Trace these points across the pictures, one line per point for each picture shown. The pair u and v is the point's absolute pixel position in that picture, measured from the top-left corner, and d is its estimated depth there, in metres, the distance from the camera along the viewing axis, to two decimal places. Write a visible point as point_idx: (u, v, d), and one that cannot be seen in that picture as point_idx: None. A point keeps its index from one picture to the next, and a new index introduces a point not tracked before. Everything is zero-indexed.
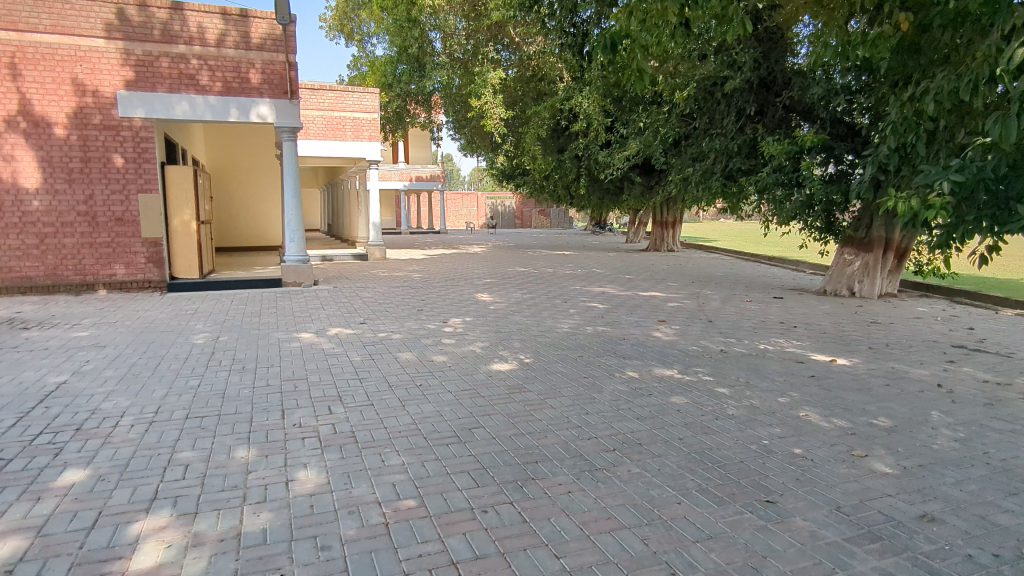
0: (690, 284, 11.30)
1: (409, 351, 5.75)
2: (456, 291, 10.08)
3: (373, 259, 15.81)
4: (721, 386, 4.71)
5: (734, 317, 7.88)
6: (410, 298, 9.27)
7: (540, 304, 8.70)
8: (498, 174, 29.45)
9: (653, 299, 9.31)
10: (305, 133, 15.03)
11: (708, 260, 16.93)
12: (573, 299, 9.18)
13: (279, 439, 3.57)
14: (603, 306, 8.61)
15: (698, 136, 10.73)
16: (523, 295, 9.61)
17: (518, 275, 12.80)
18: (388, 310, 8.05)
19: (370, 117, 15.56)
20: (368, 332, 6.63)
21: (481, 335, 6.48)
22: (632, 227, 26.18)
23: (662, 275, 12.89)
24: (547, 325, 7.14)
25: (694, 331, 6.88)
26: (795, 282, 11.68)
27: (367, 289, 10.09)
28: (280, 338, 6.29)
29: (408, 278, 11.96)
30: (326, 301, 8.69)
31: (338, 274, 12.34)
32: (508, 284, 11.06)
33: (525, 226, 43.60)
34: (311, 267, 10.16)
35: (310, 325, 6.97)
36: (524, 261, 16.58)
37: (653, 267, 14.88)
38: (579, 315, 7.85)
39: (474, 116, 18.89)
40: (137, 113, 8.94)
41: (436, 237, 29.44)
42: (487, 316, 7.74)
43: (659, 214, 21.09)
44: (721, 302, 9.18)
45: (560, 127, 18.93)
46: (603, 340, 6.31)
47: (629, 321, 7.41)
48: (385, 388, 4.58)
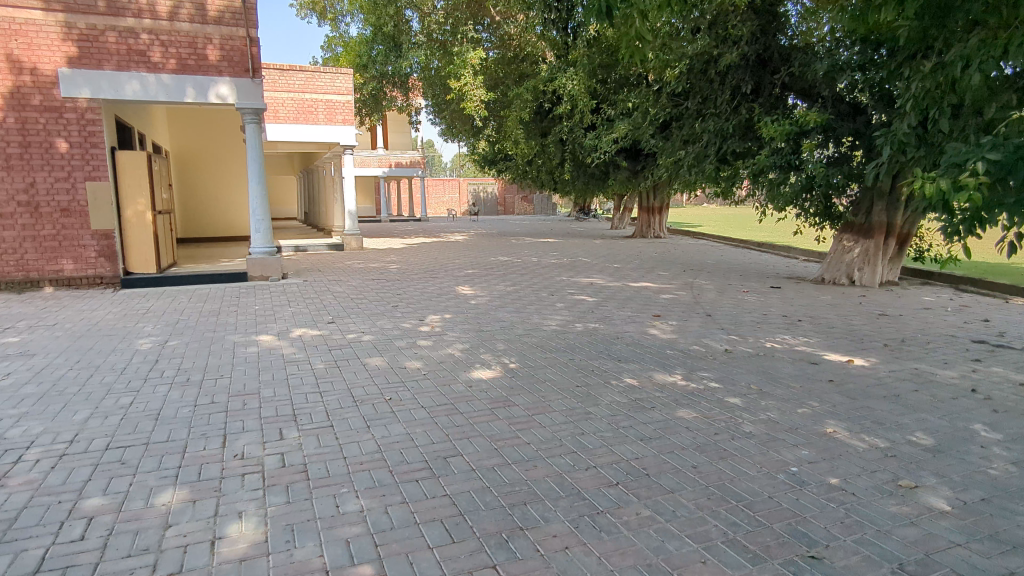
0: (681, 273, 10.77)
1: (380, 356, 5.15)
2: (435, 283, 9.47)
3: (349, 249, 15.11)
4: (731, 395, 4.18)
5: (734, 310, 7.36)
6: (385, 291, 8.65)
7: (525, 297, 8.13)
8: (479, 160, 28.71)
9: (644, 291, 8.76)
10: (274, 117, 14.20)
11: (696, 247, 16.46)
12: (560, 292, 8.60)
13: (213, 477, 2.95)
14: (592, 299, 8.04)
15: (689, 117, 10.17)
16: (507, 287, 9.03)
17: (501, 264, 12.21)
18: (360, 306, 7.42)
19: (343, 99, 14.75)
20: (336, 333, 6.00)
21: (460, 335, 5.90)
22: (617, 212, 25.68)
23: (651, 264, 12.36)
24: (533, 322, 6.57)
25: (693, 327, 6.34)
26: (789, 270, 11.21)
27: (340, 282, 9.45)
28: (236, 342, 5.63)
29: (385, 269, 11.32)
30: (293, 297, 8.03)
31: (310, 265, 11.65)
32: (491, 275, 10.47)
33: (507, 213, 42.92)
34: (279, 260, 9.48)
35: (272, 326, 6.32)
36: (506, 249, 15.99)
37: (640, 255, 14.35)
38: (567, 309, 7.28)
39: (454, 99, 18.15)
40: (82, 93, 8.12)
41: (417, 224, 28.68)
42: (468, 312, 7.14)
43: (645, 199, 20.56)
44: (717, 293, 8.66)
45: (543, 109, 18.29)
46: (595, 339, 5.74)
47: (621, 317, 6.85)
48: (349, 404, 3.97)
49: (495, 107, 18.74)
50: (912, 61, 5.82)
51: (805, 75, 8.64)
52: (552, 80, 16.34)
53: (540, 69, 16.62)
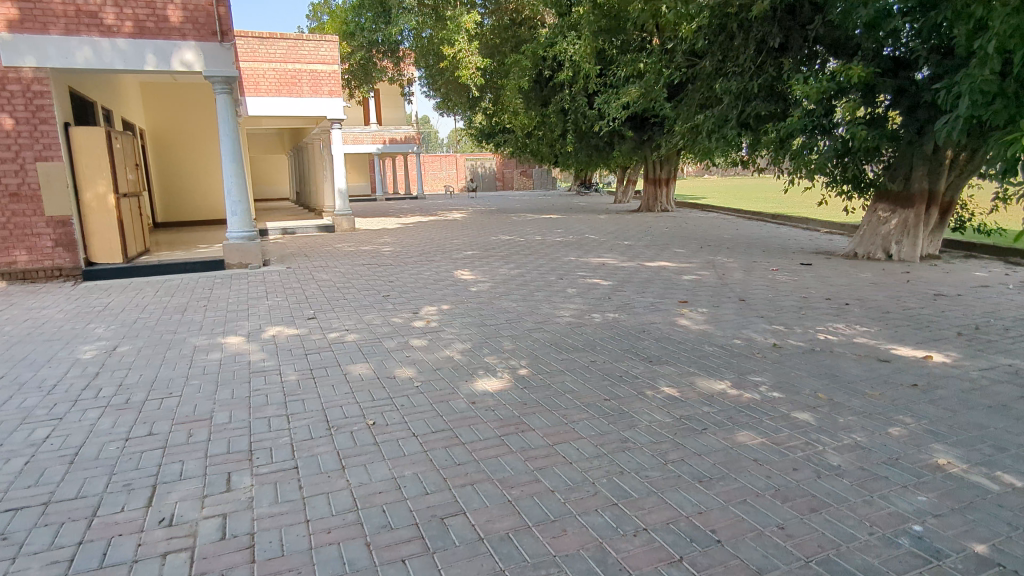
0: (699, 251, 9.90)
1: (365, 361, 4.32)
2: (431, 267, 8.61)
3: (340, 230, 14.21)
4: (798, 409, 3.36)
5: (769, 292, 6.52)
6: (376, 278, 7.80)
7: (531, 282, 7.28)
8: (476, 133, 27.64)
9: (663, 272, 7.90)
10: (255, 89, 13.15)
11: (708, 221, 15.55)
12: (570, 275, 7.74)
13: (123, 561, 2.14)
14: (607, 281, 7.20)
15: (707, 77, 9.24)
16: (511, 270, 8.19)
17: (502, 244, 11.35)
18: (346, 297, 6.58)
19: (329, 69, 13.70)
20: (316, 332, 5.17)
21: (460, 332, 5.07)
22: (621, 186, 24.73)
23: (665, 240, 11.48)
24: (543, 313, 5.73)
25: (729, 316, 5.50)
26: (816, 245, 10.35)
27: (327, 268, 8.59)
28: (196, 346, 4.80)
29: (377, 252, 10.46)
30: (272, 287, 7.18)
31: (297, 250, 10.78)
32: (492, 256, 9.61)
33: (506, 188, 41.85)
34: (259, 245, 8.60)
35: (243, 323, 5.49)
36: (507, 227, 15.10)
37: (650, 231, 13.46)
38: (580, 296, 6.44)
39: (448, 68, 17.08)
40: (27, 62, 7.17)
41: (414, 202, 27.70)
42: (468, 302, 6.30)
43: (652, 170, 19.60)
44: (744, 272, 7.81)
45: (543, 77, 17.30)
46: (618, 334, 4.91)
47: (644, 304, 6.00)
48: (321, 433, 3.16)
49: (491, 76, 17.67)
50: (987, 0, 4.89)
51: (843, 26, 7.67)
52: (553, 45, 15.29)
53: (540, 35, 15.60)
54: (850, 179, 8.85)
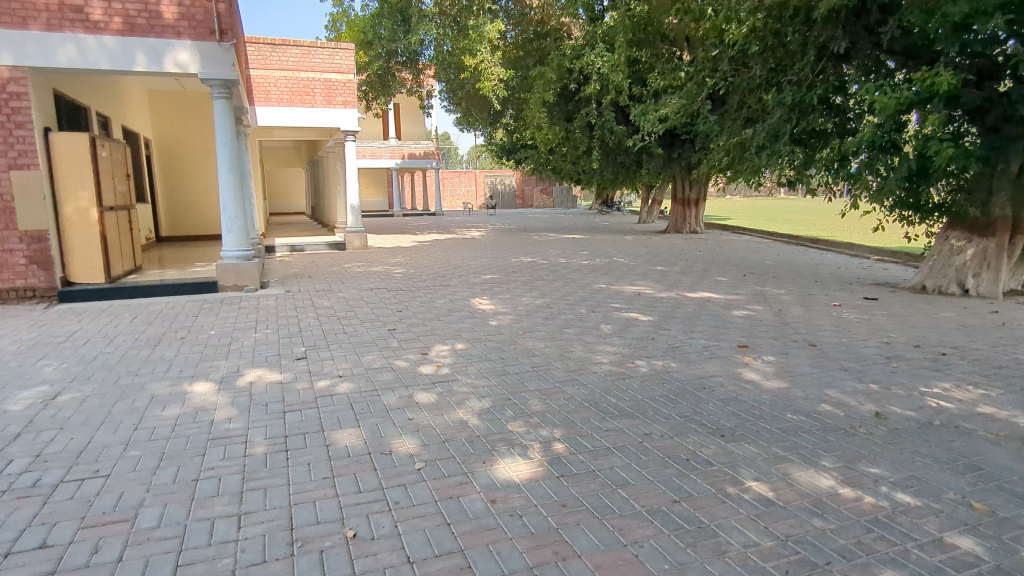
0: (743, 280, 8.90)
1: (355, 426, 3.42)
2: (446, 294, 7.71)
3: (352, 248, 13.42)
4: (952, 529, 2.37)
5: (841, 335, 5.52)
6: (383, 306, 6.92)
7: (559, 316, 6.36)
8: (496, 149, 26.94)
9: (709, 305, 6.94)
10: (266, 98, 12.51)
11: (743, 245, 14.54)
12: (604, 308, 6.80)
13: None
14: (647, 317, 6.25)
15: (758, 88, 8.33)
16: (536, 300, 7.28)
17: (524, 267, 10.46)
18: (345, 331, 5.70)
19: (344, 78, 13.01)
20: (302, 379, 4.27)
21: (477, 384, 4.14)
22: (646, 205, 23.86)
23: (702, 266, 10.50)
24: (576, 358, 4.79)
25: (804, 367, 4.52)
26: (873, 276, 9.31)
27: (330, 292, 7.74)
28: (154, 396, 3.92)
29: (388, 274, 9.62)
30: (265, 316, 6.34)
31: (301, 270, 9.98)
32: (514, 282, 8.70)
33: (526, 206, 41.09)
34: (256, 265, 7.78)
35: (219, 364, 4.62)
36: (528, 248, 14.24)
37: (683, 255, 12.48)
38: (618, 336, 5.49)
39: (469, 80, 16.36)
40: (3, 59, 6.47)
41: (431, 219, 26.96)
42: (487, 340, 5.38)
43: (680, 190, 18.64)
44: (803, 308, 6.82)
45: (568, 91, 16.52)
46: (672, 393, 3.95)
47: (697, 349, 5.03)
48: (279, 554, 2.24)
49: (514, 90, 16.92)
50: None
51: (922, 28, 6.69)
52: (581, 56, 14.54)
53: (567, 46, 14.82)
54: (924, 202, 7.80)
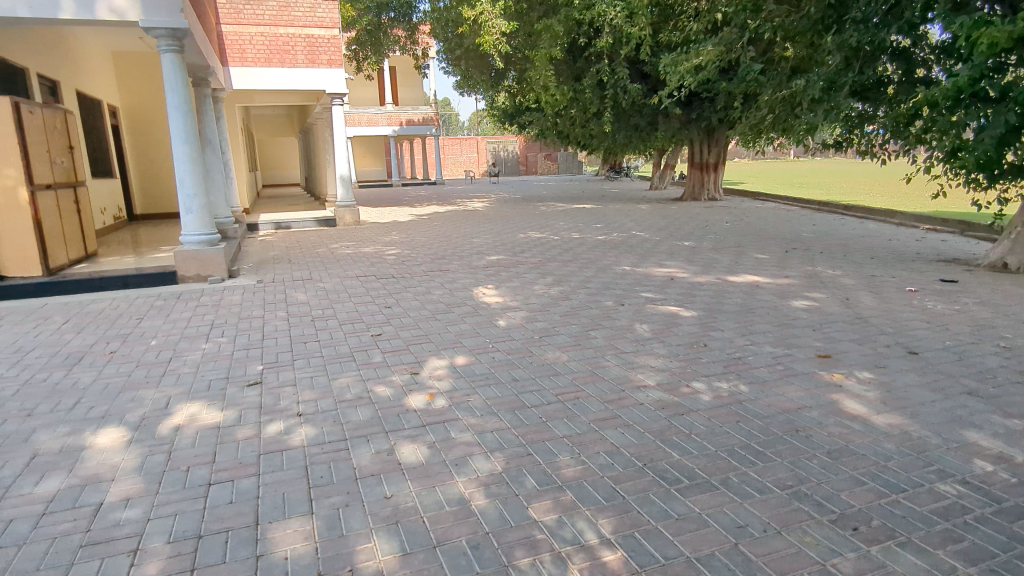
0: (788, 258, 7.73)
1: (307, 515, 2.33)
2: (446, 282, 6.60)
3: (343, 224, 12.26)
4: None
5: (942, 336, 4.38)
6: (370, 299, 5.81)
7: (582, 312, 5.24)
8: (498, 113, 25.55)
9: (759, 294, 5.79)
10: (241, 58, 11.12)
11: (770, 214, 13.33)
12: (634, 299, 5.66)
13: None
14: (690, 313, 5.12)
15: (813, 29, 7.08)
16: (551, 290, 6.15)
17: (533, 244, 9.31)
18: (320, 338, 4.59)
19: (327, 34, 11.64)
20: (248, 421, 3.17)
21: (483, 427, 3.04)
22: (657, 171, 22.58)
23: (734, 241, 9.31)
24: (613, 378, 3.68)
25: (918, 390, 3.40)
26: (935, 252, 8.12)
27: (310, 281, 6.63)
28: (36, 456, 2.83)
29: (380, 256, 8.48)
30: (224, 317, 5.23)
31: (283, 253, 8.85)
32: (523, 264, 7.58)
33: (530, 172, 39.72)
34: (222, 251, 6.65)
35: (147, 395, 3.52)
36: (536, 220, 13.07)
37: (708, 227, 11.29)
38: (661, 342, 4.36)
39: (469, 36, 15.00)
40: None
41: (432, 189, 25.70)
42: (495, 350, 4.26)
43: (698, 154, 17.35)
44: (874, 296, 5.67)
45: (577, 46, 15.14)
46: (755, 441, 2.84)
47: (766, 362, 3.91)
48: None
49: (517, 47, 15.57)
50: None
51: None
52: (591, 6, 13.17)
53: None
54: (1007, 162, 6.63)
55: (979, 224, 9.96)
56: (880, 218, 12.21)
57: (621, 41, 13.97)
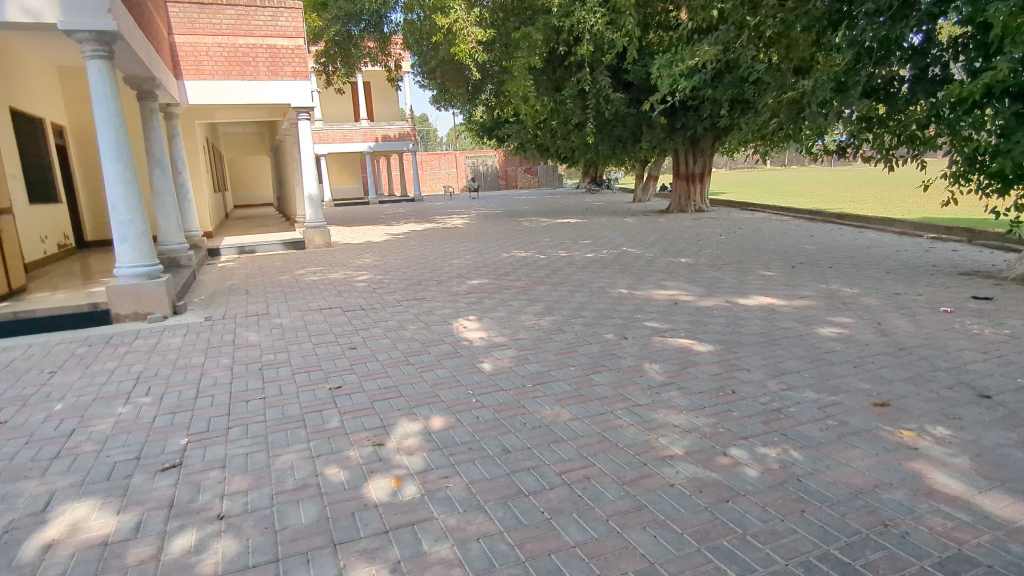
0: (796, 275, 7.09)
1: None
2: (421, 313, 5.82)
3: (313, 247, 11.44)
4: None
5: (1009, 371, 3.70)
6: (332, 339, 5.02)
7: (579, 350, 4.49)
8: (476, 126, 24.93)
9: (779, 320, 5.10)
10: (197, 71, 10.24)
11: (763, 225, 12.77)
12: (637, 330, 4.93)
13: None
14: (706, 349, 4.39)
15: (819, 24, 6.51)
16: (540, 320, 5.41)
17: (518, 265, 8.57)
18: (268, 394, 3.78)
19: (291, 44, 10.91)
20: (149, 531, 2.35)
21: (467, 533, 2.25)
22: (640, 183, 22.07)
23: (734, 256, 8.66)
24: (629, 445, 2.91)
25: (1016, 453, 2.69)
26: (952, 265, 7.53)
27: (266, 317, 5.81)
28: None
29: (350, 282, 7.68)
30: (156, 366, 4.39)
31: (242, 282, 8.02)
32: (508, 288, 6.82)
33: (510, 186, 39.13)
34: (164, 285, 5.80)
35: (26, 490, 2.68)
36: (519, 237, 12.37)
37: (701, 240, 10.66)
38: (679, 389, 3.61)
39: (444, 46, 14.34)
40: None
41: (410, 206, 24.91)
42: (480, 406, 3.48)
43: (683, 164, 16.82)
44: (908, 319, 5.01)
45: (557, 55, 14.58)
46: (835, 547, 2.10)
47: (813, 415, 3.18)
48: None
49: (494, 57, 14.97)
50: None
51: None
52: (570, 14, 12.75)
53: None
54: None
55: (986, 231, 9.44)
56: (877, 227, 11.70)
57: (602, 49, 13.45)
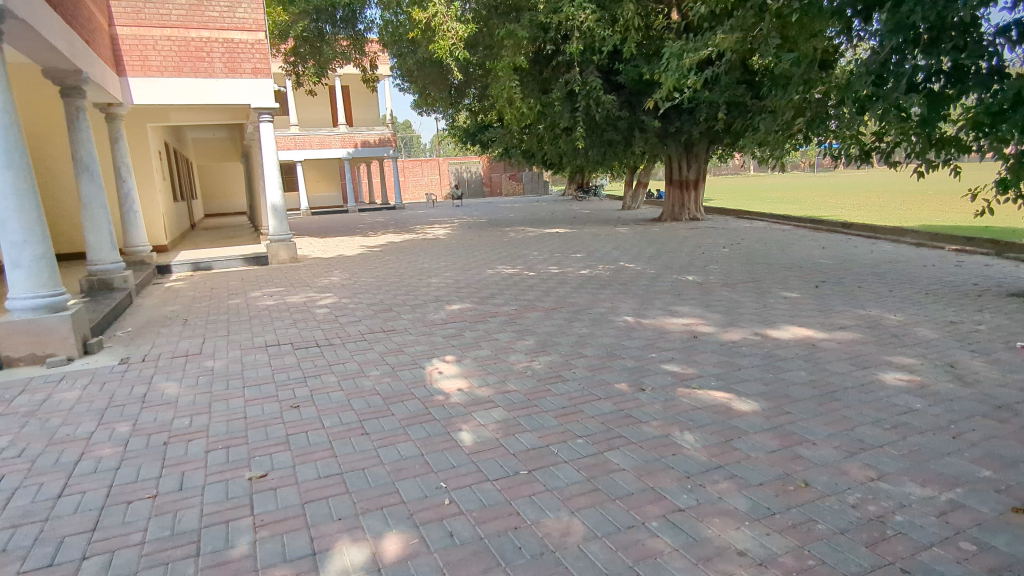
0: (825, 297, 6.15)
1: None
2: (388, 352, 4.77)
3: (276, 262, 10.33)
4: None
5: None
6: (271, 392, 3.96)
7: (587, 408, 3.48)
8: (459, 132, 23.92)
9: (828, 362, 4.14)
10: (143, 68, 9.16)
11: (767, 236, 11.87)
12: (656, 378, 3.94)
13: None
14: (750, 409, 3.40)
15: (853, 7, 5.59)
16: (534, 361, 4.40)
17: (504, 284, 7.55)
18: (160, 491, 2.73)
19: (250, 38, 9.84)
20: None
21: None
22: (630, 190, 21.20)
23: (747, 273, 7.72)
24: None
25: None
26: (997, 284, 6.62)
27: (197, 357, 4.75)
28: None
29: (309, 307, 6.60)
30: (27, 439, 3.33)
31: (184, 307, 6.92)
32: (493, 317, 5.80)
33: (494, 194, 38.16)
34: (69, 321, 4.72)
35: None
36: (504, 250, 11.35)
37: (705, 253, 9.74)
38: (730, 479, 2.62)
39: (423, 43, 13.33)
40: None
41: (390, 214, 23.78)
42: (455, 512, 2.46)
43: (676, 171, 15.96)
44: (986, 361, 4.07)
45: (544, 54, 13.68)
46: None
47: (935, 530, 2.21)
48: None
49: (477, 57, 14.01)
50: None
51: None
52: (558, 10, 11.95)
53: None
54: None
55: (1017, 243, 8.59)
56: (890, 238, 10.85)
57: (593, 47, 12.58)
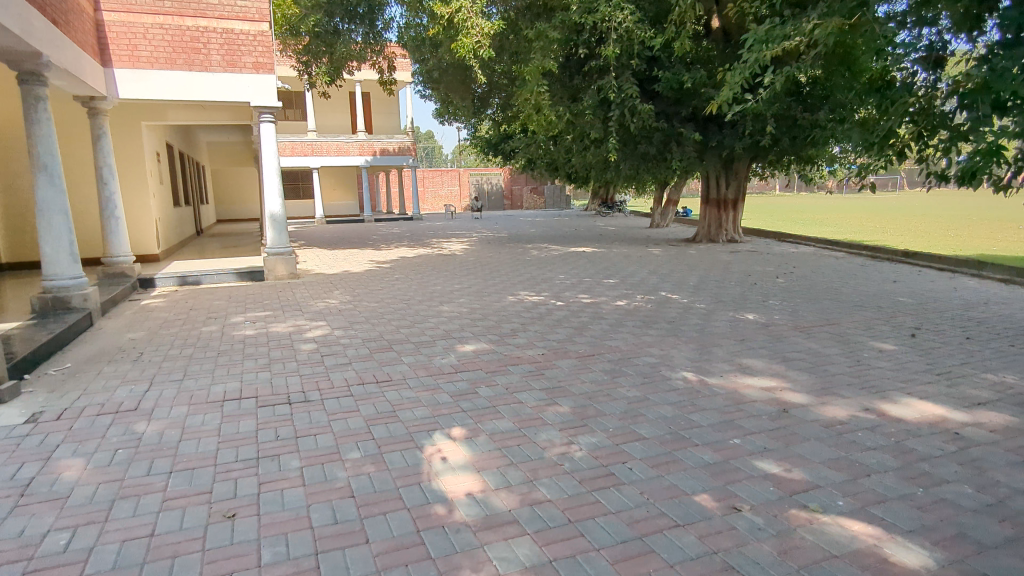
0: (932, 354, 4.87)
1: None
2: (375, 419, 3.58)
3: (272, 279, 9.28)
4: None
5: None
6: (203, 487, 2.80)
7: (660, 548, 2.27)
8: (482, 142, 22.88)
9: (996, 469, 2.88)
10: (131, 58, 8.19)
11: (822, 264, 10.56)
12: (753, 487, 2.72)
13: None
14: (916, 563, 2.17)
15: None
16: (572, 444, 3.20)
17: (526, 318, 6.35)
18: None
19: (252, 29, 8.84)
20: None
21: None
22: (661, 208, 19.94)
23: (818, 314, 6.44)
24: None
25: None
26: None
27: (127, 416, 3.62)
28: None
29: (290, 341, 5.45)
30: None
31: (148, 334, 5.84)
32: (515, 366, 4.59)
33: (515, 207, 37.02)
34: None
35: None
36: (527, 271, 10.16)
37: (758, 285, 8.46)
38: None
39: (445, 43, 12.28)
40: None
41: (406, 225, 22.74)
42: None
43: (714, 189, 14.71)
44: None
45: (576, 57, 12.57)
46: None
47: None
48: None
49: (503, 60, 12.92)
50: None
51: None
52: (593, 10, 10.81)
53: None
54: None
55: None
56: (968, 272, 9.49)
57: (630, 51, 11.42)
